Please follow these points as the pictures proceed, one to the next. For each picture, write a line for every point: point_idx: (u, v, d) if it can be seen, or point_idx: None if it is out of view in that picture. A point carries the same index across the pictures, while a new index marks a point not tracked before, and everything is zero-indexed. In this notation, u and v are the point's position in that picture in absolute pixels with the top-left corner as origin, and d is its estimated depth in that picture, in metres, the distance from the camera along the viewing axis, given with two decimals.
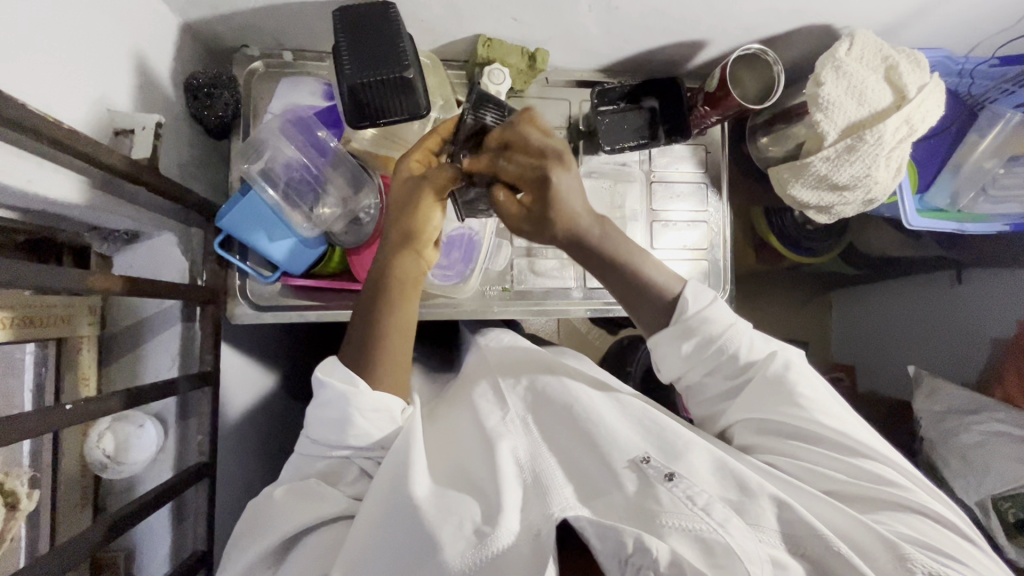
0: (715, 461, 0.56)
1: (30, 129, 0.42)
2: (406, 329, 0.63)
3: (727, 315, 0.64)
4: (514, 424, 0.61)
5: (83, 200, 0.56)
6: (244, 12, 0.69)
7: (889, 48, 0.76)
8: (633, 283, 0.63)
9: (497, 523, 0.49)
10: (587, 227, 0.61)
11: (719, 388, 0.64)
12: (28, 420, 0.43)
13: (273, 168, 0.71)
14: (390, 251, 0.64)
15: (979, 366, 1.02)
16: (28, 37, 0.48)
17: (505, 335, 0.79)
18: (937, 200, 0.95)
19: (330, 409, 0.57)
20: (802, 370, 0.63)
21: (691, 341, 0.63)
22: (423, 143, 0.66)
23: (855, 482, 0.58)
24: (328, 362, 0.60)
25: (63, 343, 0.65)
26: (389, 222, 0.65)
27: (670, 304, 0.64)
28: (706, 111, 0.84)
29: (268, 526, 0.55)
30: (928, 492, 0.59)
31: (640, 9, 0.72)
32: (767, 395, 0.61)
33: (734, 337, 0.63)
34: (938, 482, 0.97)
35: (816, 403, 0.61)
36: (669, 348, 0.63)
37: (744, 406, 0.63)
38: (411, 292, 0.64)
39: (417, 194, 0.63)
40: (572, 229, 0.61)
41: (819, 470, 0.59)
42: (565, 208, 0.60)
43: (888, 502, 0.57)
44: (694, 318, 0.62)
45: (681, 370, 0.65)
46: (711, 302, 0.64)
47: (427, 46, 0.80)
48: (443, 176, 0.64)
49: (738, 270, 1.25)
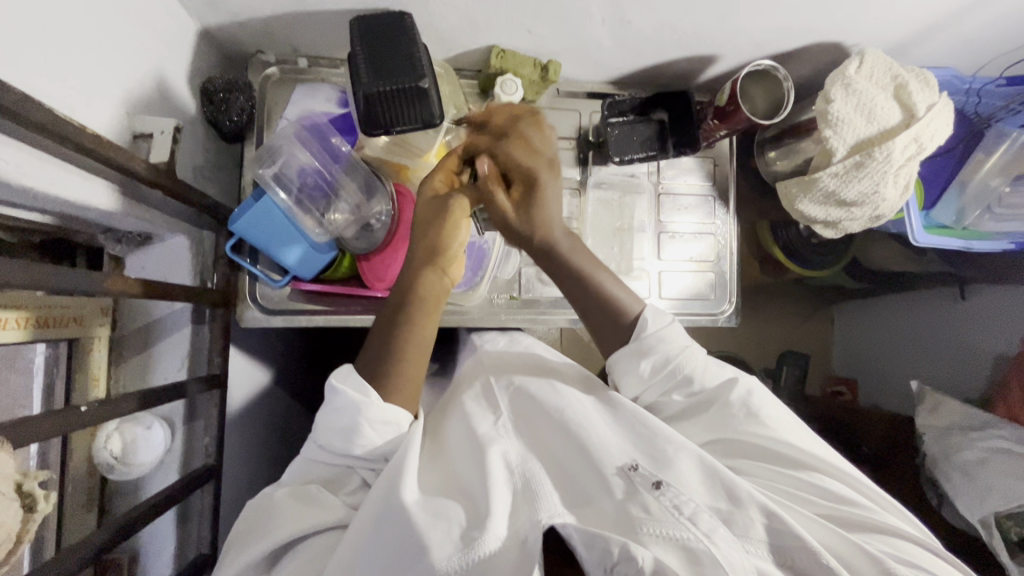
0: (702, 462, 0.56)
1: (54, 133, 0.42)
2: (424, 350, 0.64)
3: (683, 338, 0.67)
4: (505, 428, 0.62)
5: (101, 203, 0.56)
6: (261, 18, 0.70)
7: (899, 68, 0.76)
8: (597, 304, 0.68)
9: (485, 529, 0.49)
10: (557, 237, 0.67)
11: (677, 411, 0.66)
12: (45, 420, 0.43)
13: (287, 173, 0.71)
14: (416, 269, 0.64)
15: (982, 381, 1.01)
16: (52, 42, 0.48)
17: (501, 339, 0.83)
18: (943, 216, 0.97)
19: (340, 416, 0.57)
20: (763, 394, 0.65)
21: (648, 361, 0.65)
22: (444, 164, 0.67)
23: (833, 503, 0.58)
24: (342, 370, 0.60)
25: (74, 343, 0.65)
26: (414, 242, 0.65)
27: (629, 327, 0.68)
28: (715, 125, 0.84)
29: (269, 525, 0.54)
30: (895, 514, 0.60)
31: (652, 24, 0.74)
32: (723, 419, 0.63)
33: (688, 360, 0.65)
34: (940, 497, 0.97)
35: (777, 424, 0.63)
36: (629, 364, 0.66)
37: (706, 430, 0.64)
38: (434, 308, 0.65)
39: (444, 212, 0.64)
40: (545, 234, 0.67)
41: (798, 492, 0.59)
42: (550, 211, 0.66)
43: (867, 525, 0.57)
44: (651, 340, 0.65)
45: (637, 392, 0.67)
46: (670, 323, 0.68)
47: (441, 55, 0.81)
48: (467, 198, 0.65)
49: (742, 282, 1.26)
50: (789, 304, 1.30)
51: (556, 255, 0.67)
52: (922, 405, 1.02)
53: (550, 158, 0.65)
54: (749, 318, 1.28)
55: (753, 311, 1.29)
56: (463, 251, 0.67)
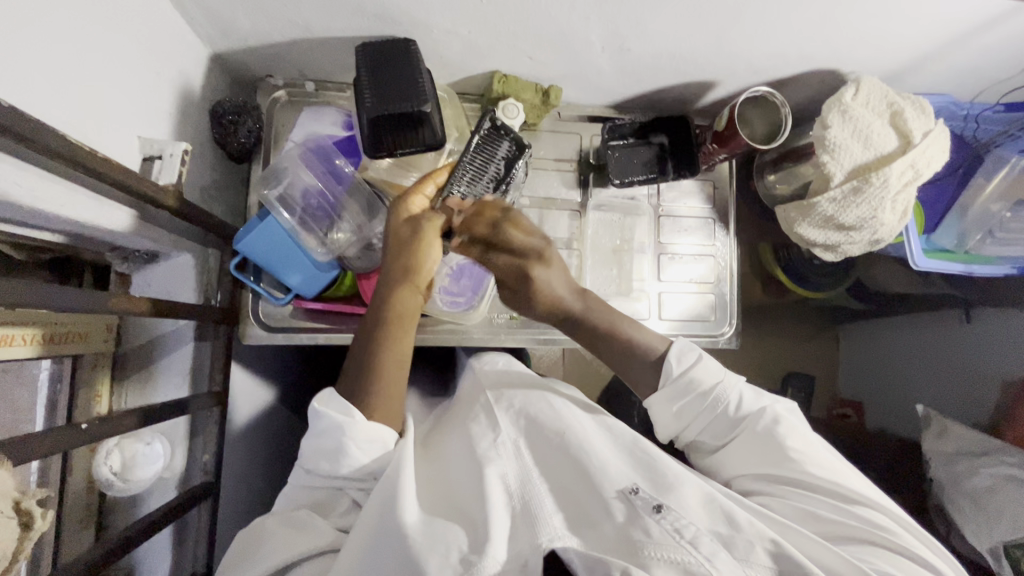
0: (704, 492, 0.56)
1: (66, 156, 0.44)
2: (402, 360, 0.65)
3: (714, 372, 0.66)
4: (505, 449, 0.61)
5: (110, 223, 0.58)
6: (271, 44, 0.72)
7: (895, 95, 0.77)
8: (618, 348, 0.70)
9: (484, 552, 0.49)
10: (569, 302, 0.71)
11: (712, 446, 0.67)
12: (46, 438, 0.44)
13: (291, 195, 0.74)
14: (391, 286, 0.67)
15: (989, 407, 0.99)
16: (66, 69, 0.50)
17: (499, 360, 0.80)
18: (943, 240, 0.98)
19: (327, 440, 0.58)
20: (791, 422, 0.64)
21: (680, 402, 0.66)
22: (416, 188, 0.71)
23: (847, 521, 0.57)
24: (326, 394, 0.61)
25: (78, 360, 0.67)
26: (388, 260, 0.68)
27: (655, 362, 0.68)
28: (714, 149, 0.85)
29: (259, 556, 0.54)
30: (916, 536, 0.57)
31: (651, 52, 0.75)
32: (752, 445, 0.63)
33: (728, 391, 0.65)
34: (949, 526, 0.95)
35: (806, 449, 0.62)
36: (662, 407, 0.67)
37: (744, 454, 0.64)
38: (411, 323, 0.67)
39: (419, 232, 0.68)
40: (559, 307, 0.71)
41: (810, 509, 0.59)
42: (555, 291, 0.71)
43: (872, 543, 0.56)
44: (682, 380, 0.65)
45: (675, 429, 0.68)
46: (697, 360, 0.67)
47: (445, 79, 0.83)
48: (439, 216, 0.69)
49: (744, 301, 1.26)
50: (795, 324, 1.29)
51: (576, 320, 0.72)
52: (929, 430, 1.00)
53: (537, 250, 0.71)
54: (753, 339, 1.27)
55: (757, 332, 1.28)
56: (434, 270, 0.71)
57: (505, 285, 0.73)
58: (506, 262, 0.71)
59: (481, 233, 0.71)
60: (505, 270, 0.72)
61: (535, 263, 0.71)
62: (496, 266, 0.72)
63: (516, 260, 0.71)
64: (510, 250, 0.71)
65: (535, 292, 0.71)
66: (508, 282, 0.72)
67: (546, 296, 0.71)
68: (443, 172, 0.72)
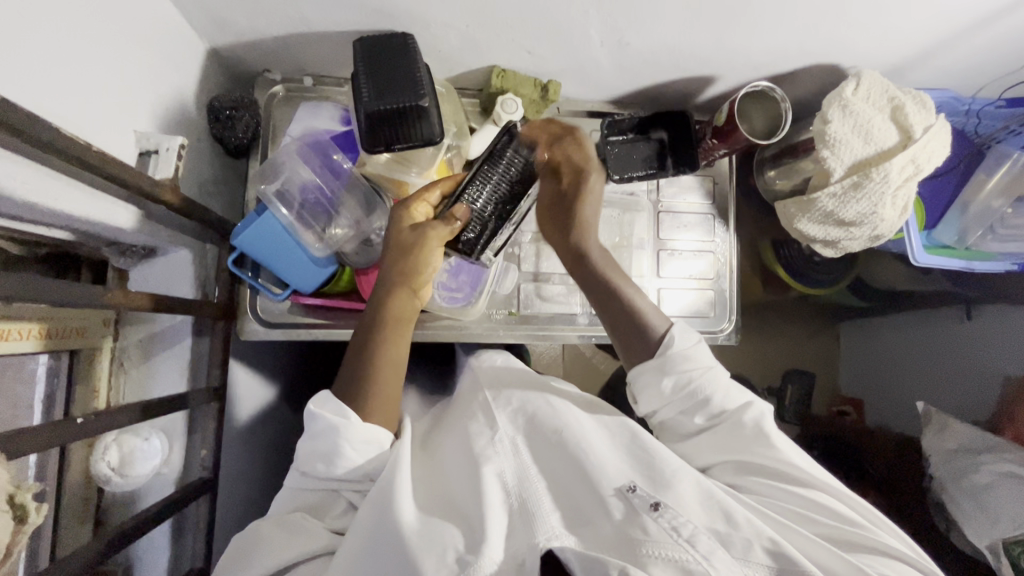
0: (702, 489, 0.56)
1: (61, 150, 0.43)
2: (397, 364, 0.65)
3: (707, 358, 0.66)
4: (503, 446, 0.61)
5: (107, 218, 0.58)
6: (268, 38, 0.72)
7: (895, 89, 0.77)
8: (625, 311, 0.71)
9: (481, 552, 0.49)
10: (590, 249, 0.77)
11: (691, 430, 0.66)
12: (42, 432, 0.44)
13: (289, 189, 0.73)
14: (388, 291, 0.66)
15: (990, 403, 0.99)
16: (63, 63, 0.50)
17: (497, 357, 0.80)
18: (944, 237, 0.96)
19: (322, 440, 0.57)
20: (773, 421, 0.64)
21: (670, 378, 0.65)
22: (421, 195, 0.70)
23: (827, 519, 0.57)
24: (322, 396, 0.60)
25: (76, 355, 0.67)
26: (387, 266, 0.67)
27: (655, 342, 0.68)
28: (714, 144, 0.84)
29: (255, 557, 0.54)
30: (891, 532, 0.58)
31: (650, 47, 0.75)
32: (734, 438, 0.62)
33: (709, 382, 0.65)
34: (948, 523, 0.95)
35: (789, 445, 0.62)
36: (651, 380, 0.66)
37: (722, 446, 0.63)
38: (406, 328, 0.66)
39: (421, 242, 0.66)
40: (583, 245, 0.78)
41: (793, 507, 0.58)
42: (589, 216, 0.80)
43: (852, 542, 0.56)
44: (677, 356, 0.65)
45: (655, 407, 0.67)
46: (696, 342, 0.67)
47: (443, 74, 0.82)
48: (443, 227, 0.68)
49: (743, 298, 1.26)
50: (795, 321, 1.29)
51: (589, 261, 0.76)
52: (929, 427, 1.00)
53: (596, 167, 0.83)
54: (753, 335, 1.27)
55: (757, 329, 1.27)
56: (434, 276, 0.70)
57: (557, 181, 0.82)
58: (567, 159, 0.82)
59: (553, 132, 0.83)
60: (564, 160, 0.82)
61: (594, 171, 0.83)
62: (556, 156, 0.82)
63: (580, 162, 0.82)
64: (574, 150, 0.83)
65: (583, 199, 0.81)
66: (562, 175, 0.82)
67: (586, 211, 0.80)
68: (452, 180, 0.72)
